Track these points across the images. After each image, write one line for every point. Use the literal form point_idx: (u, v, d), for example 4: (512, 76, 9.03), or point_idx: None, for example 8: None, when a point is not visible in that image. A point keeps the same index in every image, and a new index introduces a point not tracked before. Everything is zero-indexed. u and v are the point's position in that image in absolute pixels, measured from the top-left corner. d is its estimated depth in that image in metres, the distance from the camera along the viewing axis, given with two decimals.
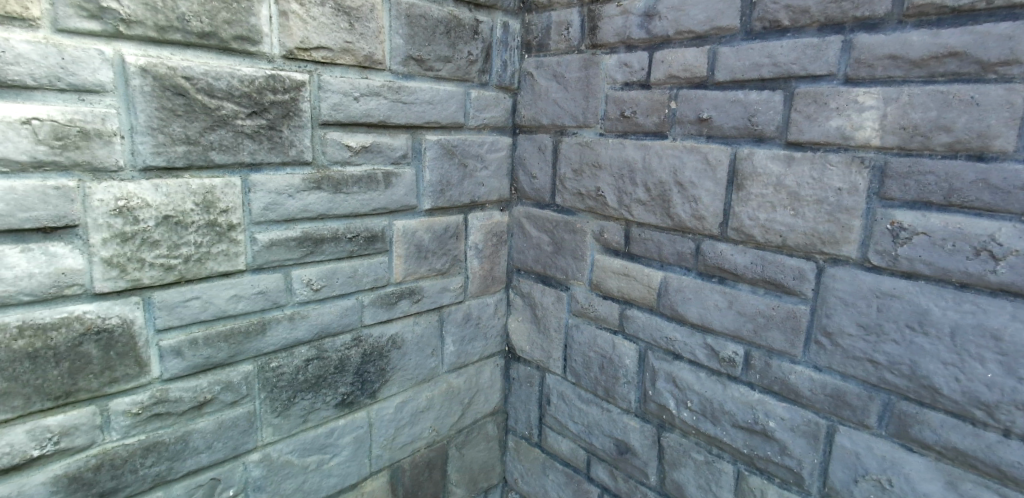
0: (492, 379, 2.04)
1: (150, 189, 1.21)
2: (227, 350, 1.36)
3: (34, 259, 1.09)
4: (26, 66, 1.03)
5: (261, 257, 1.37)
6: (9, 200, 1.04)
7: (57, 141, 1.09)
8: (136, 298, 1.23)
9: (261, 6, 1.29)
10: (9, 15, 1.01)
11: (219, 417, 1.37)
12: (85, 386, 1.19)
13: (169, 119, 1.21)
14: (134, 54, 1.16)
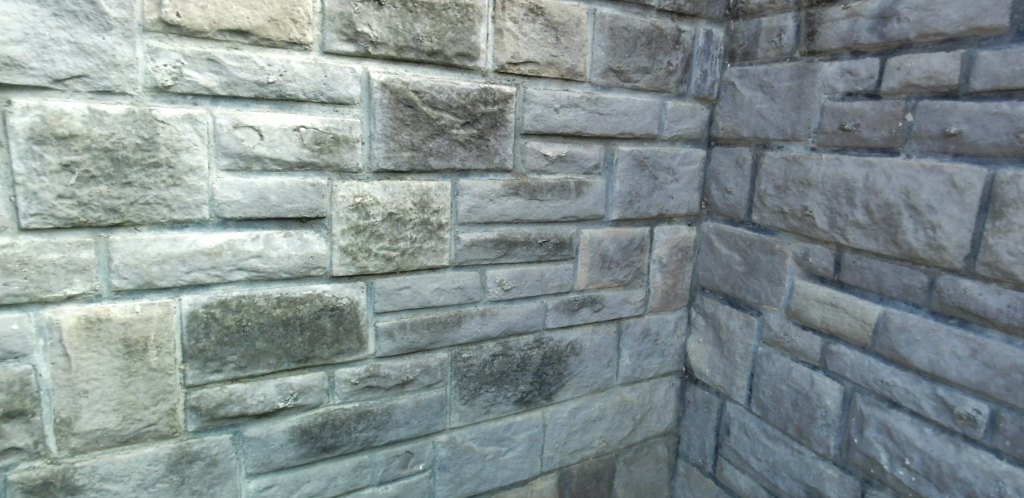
0: (666, 399, 1.98)
1: (380, 189, 1.39)
2: (428, 337, 1.48)
3: (293, 243, 1.33)
4: (300, 83, 1.28)
5: (462, 255, 1.48)
6: (280, 193, 1.30)
7: (316, 145, 1.31)
8: (362, 283, 1.40)
9: (481, 25, 1.41)
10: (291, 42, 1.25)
11: (416, 397, 1.50)
12: (320, 354, 1.38)
13: (400, 128, 1.38)
14: (378, 71, 1.34)
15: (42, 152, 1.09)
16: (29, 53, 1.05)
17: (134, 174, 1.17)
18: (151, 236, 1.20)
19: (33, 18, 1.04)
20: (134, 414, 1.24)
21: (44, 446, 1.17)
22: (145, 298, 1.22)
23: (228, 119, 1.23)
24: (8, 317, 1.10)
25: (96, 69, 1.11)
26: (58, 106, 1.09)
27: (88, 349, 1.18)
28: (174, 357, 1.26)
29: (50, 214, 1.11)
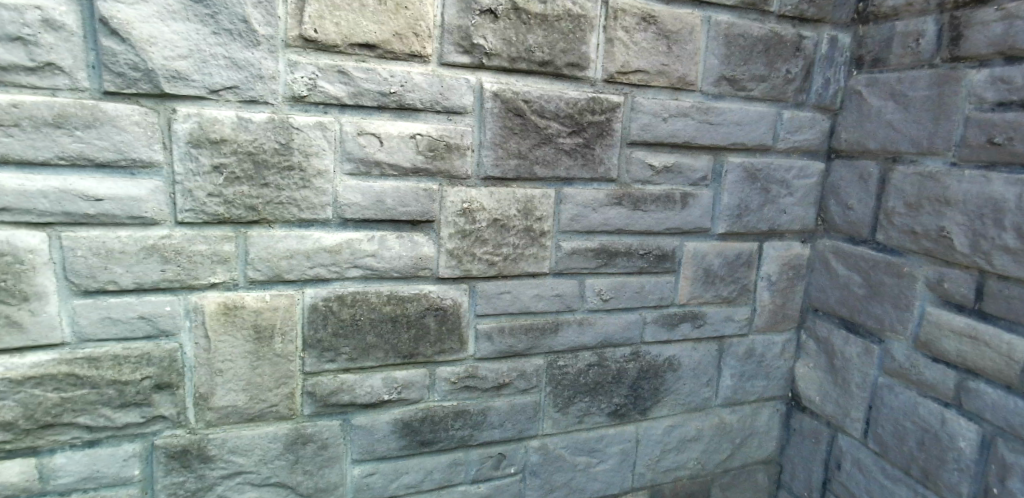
0: (769, 424, 1.89)
1: (487, 195, 1.42)
2: (525, 342, 1.50)
3: (404, 244, 1.39)
4: (418, 93, 1.34)
5: (563, 263, 1.49)
6: (395, 197, 1.36)
7: (430, 151, 1.37)
8: (465, 285, 1.44)
9: (592, 35, 1.42)
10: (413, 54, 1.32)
11: (511, 400, 1.52)
12: (424, 352, 1.43)
13: (508, 136, 1.41)
14: (491, 81, 1.38)
15: (198, 154, 1.22)
16: (192, 67, 1.19)
17: (271, 176, 1.28)
18: (282, 233, 1.30)
19: (197, 36, 1.18)
20: (259, 395, 1.33)
21: (185, 417, 1.30)
22: (274, 289, 1.32)
23: (353, 127, 1.31)
24: (162, 300, 1.25)
25: (245, 81, 1.23)
26: (213, 114, 1.22)
27: (224, 333, 1.29)
28: (296, 345, 1.34)
29: (201, 210, 1.24)
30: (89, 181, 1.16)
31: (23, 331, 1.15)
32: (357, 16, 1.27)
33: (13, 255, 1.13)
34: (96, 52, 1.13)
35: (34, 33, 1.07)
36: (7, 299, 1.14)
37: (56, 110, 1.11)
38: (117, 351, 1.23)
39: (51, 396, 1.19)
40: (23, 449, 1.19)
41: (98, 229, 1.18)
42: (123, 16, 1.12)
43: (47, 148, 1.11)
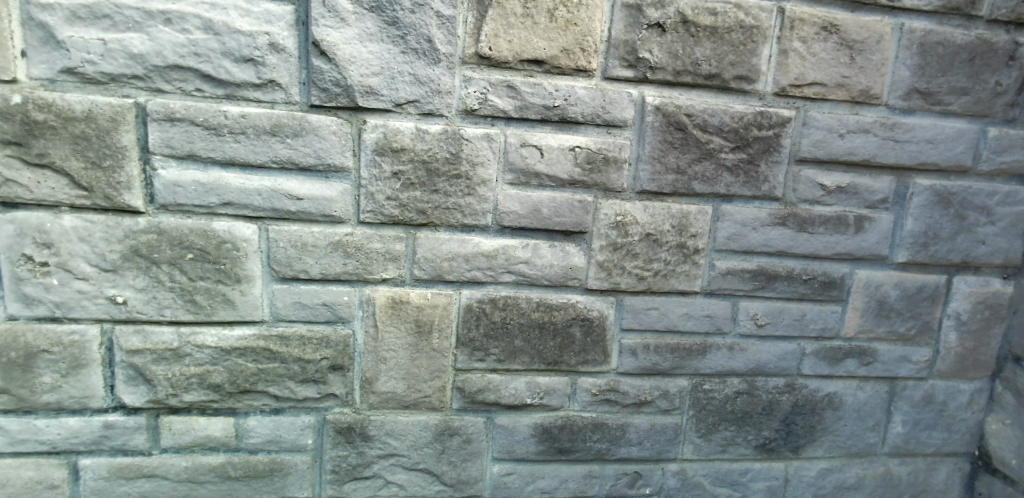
0: (948, 483, 1.65)
1: (641, 209, 1.41)
2: (670, 361, 1.47)
3: (556, 253, 1.41)
4: (580, 106, 1.36)
5: (715, 282, 1.44)
6: (550, 207, 1.39)
7: (587, 164, 1.38)
8: (612, 298, 1.45)
9: (764, 46, 1.36)
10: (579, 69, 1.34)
11: (651, 419, 1.50)
12: (567, 361, 1.45)
13: (667, 150, 1.39)
14: (653, 95, 1.37)
15: (381, 161, 1.31)
16: (382, 82, 1.28)
17: (441, 183, 1.35)
18: (447, 236, 1.37)
19: (388, 55, 1.28)
20: (416, 385, 1.40)
21: (353, 397, 1.39)
22: (434, 288, 1.39)
23: (517, 138, 1.35)
24: (342, 290, 1.34)
25: (425, 95, 1.31)
26: (397, 125, 1.31)
27: (391, 324, 1.37)
28: (451, 342, 1.41)
29: (379, 212, 1.33)
30: (294, 182, 1.28)
31: (234, 308, 1.30)
32: (530, 34, 1.31)
33: (232, 242, 1.28)
34: (307, 70, 1.26)
35: (262, 55, 1.23)
36: (225, 279, 1.29)
37: (273, 120, 1.25)
38: (303, 332, 1.34)
39: (249, 366, 1.32)
40: (226, 409, 1.33)
41: (296, 225, 1.30)
42: (331, 38, 1.24)
43: (264, 153, 1.26)
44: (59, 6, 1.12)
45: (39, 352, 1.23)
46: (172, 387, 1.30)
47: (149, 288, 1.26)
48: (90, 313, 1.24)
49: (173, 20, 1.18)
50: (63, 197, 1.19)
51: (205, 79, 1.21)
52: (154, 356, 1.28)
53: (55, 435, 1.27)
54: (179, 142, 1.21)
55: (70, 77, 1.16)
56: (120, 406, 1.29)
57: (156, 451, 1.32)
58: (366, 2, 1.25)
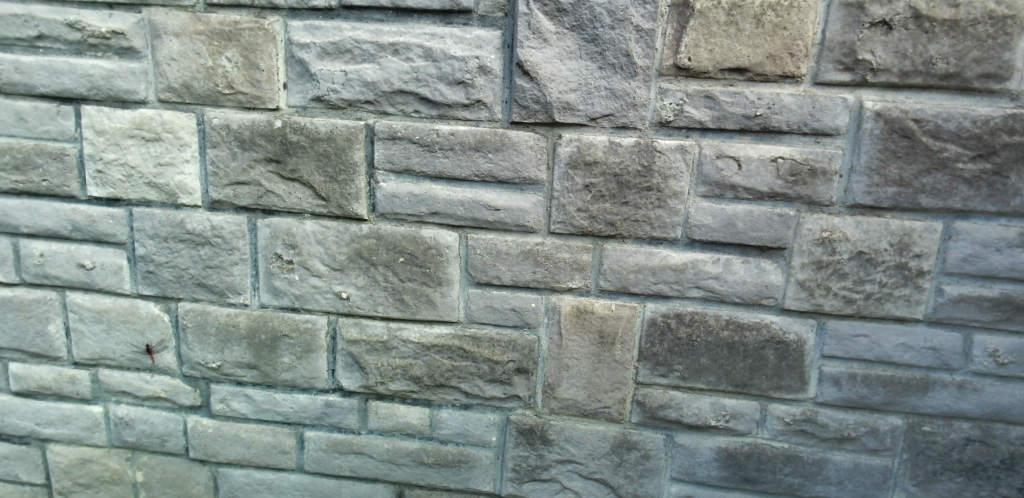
0: None
1: (852, 225, 1.29)
2: (883, 395, 1.36)
3: (750, 270, 1.34)
4: (786, 114, 1.27)
5: (943, 310, 1.29)
6: (746, 221, 1.32)
7: (791, 176, 1.29)
8: (812, 321, 1.35)
9: (1020, 39, 1.18)
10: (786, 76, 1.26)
11: (856, 458, 1.41)
12: (758, 384, 1.39)
13: (888, 160, 1.26)
14: (873, 99, 1.25)
15: (574, 175, 1.34)
16: (580, 98, 1.31)
17: (632, 195, 1.34)
18: (634, 248, 1.36)
19: (585, 71, 1.31)
20: (596, 394, 1.42)
21: (534, 400, 1.43)
22: (619, 299, 1.39)
23: (713, 150, 1.31)
24: (529, 296, 1.39)
25: (621, 109, 1.32)
26: (591, 138, 1.33)
27: (575, 333, 1.40)
28: (633, 354, 1.40)
29: (569, 223, 1.36)
30: (492, 194, 1.35)
31: (435, 308, 1.39)
32: (733, 41, 1.26)
33: (437, 248, 1.37)
34: (510, 90, 1.33)
35: (472, 77, 1.31)
36: (429, 282, 1.38)
37: (478, 137, 1.33)
38: (493, 334, 1.40)
39: (446, 362, 1.41)
40: (423, 400, 1.44)
41: (492, 233, 1.37)
42: (534, 59, 1.29)
43: (469, 168, 1.34)
44: (313, 45, 1.28)
45: (283, 336, 1.40)
46: (380, 375, 1.42)
47: (367, 286, 1.38)
48: (321, 305, 1.39)
49: (400, 50, 1.29)
50: (307, 207, 1.34)
51: (424, 102, 1.32)
52: (368, 347, 1.41)
53: (289, 407, 1.44)
54: (399, 158, 1.33)
55: (318, 104, 1.31)
56: (338, 389, 1.43)
57: (364, 431, 1.45)
58: (568, 21, 1.28)
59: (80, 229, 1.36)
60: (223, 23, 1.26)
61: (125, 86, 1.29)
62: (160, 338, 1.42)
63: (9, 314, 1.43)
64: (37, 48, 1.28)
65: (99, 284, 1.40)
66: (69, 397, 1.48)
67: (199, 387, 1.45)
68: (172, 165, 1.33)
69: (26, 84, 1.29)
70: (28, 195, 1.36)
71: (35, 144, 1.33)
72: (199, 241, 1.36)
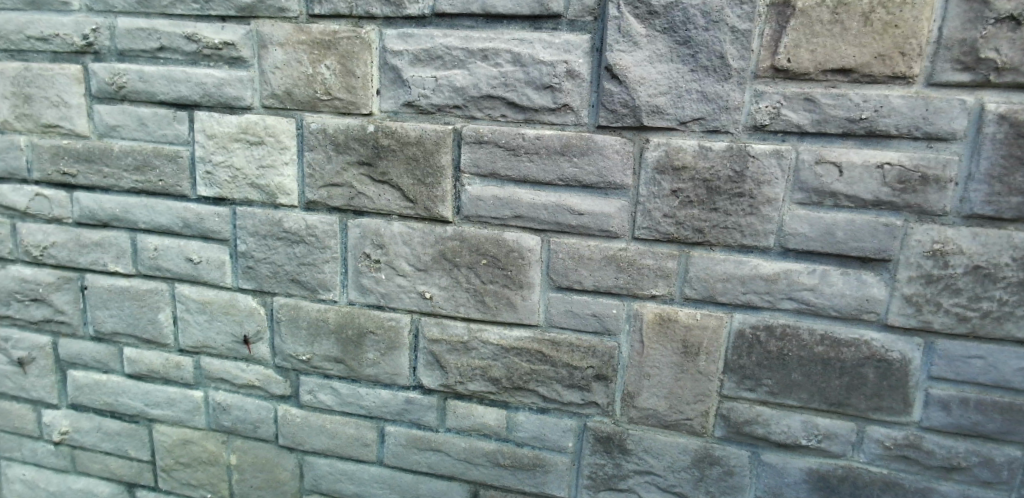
0: None
1: (968, 236, 1.19)
2: (999, 423, 1.24)
3: (849, 282, 1.27)
4: (895, 118, 1.18)
5: None
6: (847, 230, 1.24)
7: (899, 183, 1.21)
8: (919, 339, 1.26)
9: None
10: (896, 76, 1.17)
11: (965, 489, 1.30)
12: (855, 404, 1.31)
13: (1013, 167, 1.15)
14: (996, 101, 1.15)
15: (661, 180, 1.31)
16: (670, 101, 1.28)
17: (722, 201, 1.30)
18: (723, 256, 1.32)
19: (676, 74, 1.27)
20: (678, 405, 1.39)
21: (613, 408, 1.41)
22: (705, 308, 1.35)
23: (812, 155, 1.24)
24: (611, 302, 1.37)
25: (713, 113, 1.28)
26: (680, 143, 1.30)
27: (657, 342, 1.37)
28: (718, 366, 1.36)
29: (655, 229, 1.33)
30: (576, 198, 1.34)
31: (515, 311, 1.40)
32: (838, 41, 1.19)
33: (519, 251, 1.37)
34: (597, 94, 1.31)
35: (560, 82, 1.30)
36: (510, 284, 1.39)
37: (564, 141, 1.32)
38: (572, 339, 1.39)
39: (524, 365, 1.42)
40: (500, 401, 1.45)
41: (575, 238, 1.36)
42: (624, 63, 1.27)
43: (554, 172, 1.33)
44: (406, 52, 1.30)
45: (369, 332, 1.46)
46: (460, 375, 1.44)
47: (450, 287, 1.41)
48: (405, 304, 1.43)
49: (489, 56, 1.29)
50: (396, 209, 1.39)
51: (511, 107, 1.32)
52: (449, 346, 1.43)
53: (372, 402, 1.49)
54: (484, 162, 1.34)
55: (408, 110, 1.34)
56: (419, 386, 1.47)
57: (442, 429, 1.48)
58: (659, 24, 1.25)
59: (190, 226, 1.47)
60: (323, 33, 1.32)
61: (234, 93, 1.38)
62: (256, 329, 1.51)
63: (125, 303, 1.56)
64: (158, 59, 1.39)
65: (204, 277, 1.50)
66: (174, 381, 1.59)
67: (289, 378, 1.52)
68: (272, 167, 1.41)
69: (148, 92, 1.41)
70: (145, 194, 1.48)
71: (154, 147, 1.45)
72: (294, 239, 1.43)
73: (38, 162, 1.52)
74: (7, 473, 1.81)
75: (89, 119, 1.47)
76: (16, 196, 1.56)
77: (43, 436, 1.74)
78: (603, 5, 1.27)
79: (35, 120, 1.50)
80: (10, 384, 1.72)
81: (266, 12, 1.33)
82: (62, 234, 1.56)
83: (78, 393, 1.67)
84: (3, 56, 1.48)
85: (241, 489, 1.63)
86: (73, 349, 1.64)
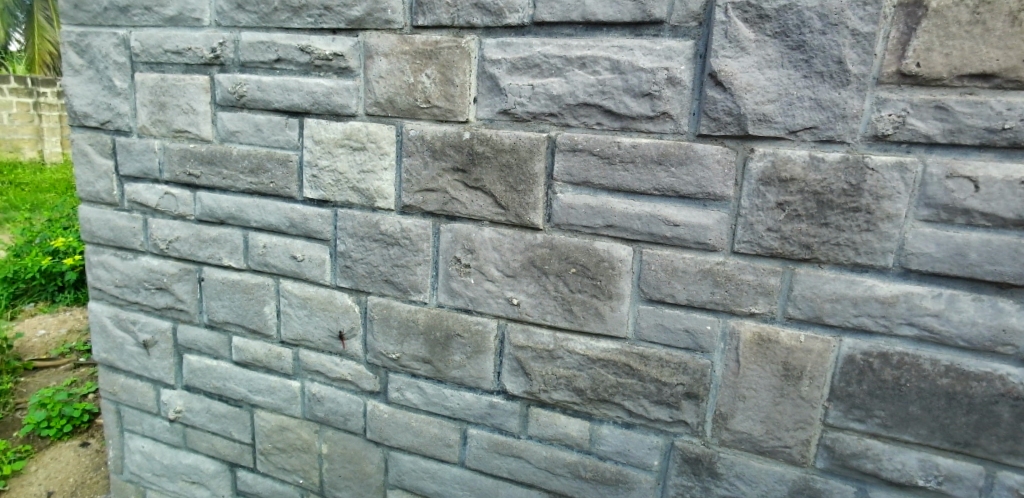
0: None
1: None
2: None
3: (983, 310, 1.12)
4: None
5: None
6: (982, 252, 1.09)
7: None
8: None
9: None
10: None
11: None
12: (984, 445, 1.18)
13: None
14: None
15: (766, 192, 1.23)
16: (779, 109, 1.19)
17: (833, 216, 1.19)
18: (832, 275, 1.21)
19: (788, 81, 1.17)
20: (775, 431, 1.32)
21: (703, 428, 1.37)
22: (809, 330, 1.26)
23: (941, 168, 1.10)
24: (705, 319, 1.31)
25: (827, 121, 1.16)
26: (788, 154, 1.20)
27: (754, 363, 1.30)
28: (822, 392, 1.27)
29: (757, 243, 1.25)
30: (672, 209, 1.29)
31: (603, 322, 1.38)
32: (979, 43, 1.04)
33: (610, 261, 1.35)
34: (698, 101, 1.25)
35: (659, 89, 1.25)
36: (599, 294, 1.37)
37: (662, 150, 1.27)
38: (662, 354, 1.35)
39: (610, 378, 1.39)
40: (584, 413, 1.44)
41: (669, 250, 1.31)
42: (730, 69, 1.19)
43: (649, 181, 1.29)
44: (504, 60, 1.32)
45: (456, 335, 1.49)
46: (544, 384, 1.44)
47: (538, 294, 1.41)
48: (492, 309, 1.45)
49: (588, 64, 1.28)
50: (488, 215, 1.40)
51: (607, 114, 1.29)
52: (534, 354, 1.44)
53: (457, 404, 1.53)
54: (578, 170, 1.33)
55: (504, 117, 1.35)
56: (502, 391, 1.48)
57: (524, 436, 1.49)
58: (770, 28, 1.16)
59: (296, 226, 1.57)
60: (425, 43, 1.36)
61: (341, 101, 1.45)
62: (351, 326, 1.58)
63: (235, 295, 1.70)
64: (275, 69, 1.50)
65: (306, 274, 1.59)
66: (275, 370, 1.71)
67: (379, 374, 1.59)
68: (372, 172, 1.47)
69: (264, 100, 1.52)
70: (257, 195, 1.59)
71: (267, 151, 1.55)
72: (389, 241, 1.49)
73: (169, 164, 1.68)
74: (129, 444, 2.03)
75: (213, 125, 1.60)
76: (149, 193, 1.73)
77: (161, 413, 1.94)
78: (709, 9, 1.20)
79: (168, 126, 1.65)
80: (136, 363, 1.92)
81: (374, 24, 1.39)
82: (185, 230, 1.71)
83: (192, 376, 1.83)
84: (144, 67, 1.64)
85: (330, 477, 1.72)
86: (190, 335, 1.80)
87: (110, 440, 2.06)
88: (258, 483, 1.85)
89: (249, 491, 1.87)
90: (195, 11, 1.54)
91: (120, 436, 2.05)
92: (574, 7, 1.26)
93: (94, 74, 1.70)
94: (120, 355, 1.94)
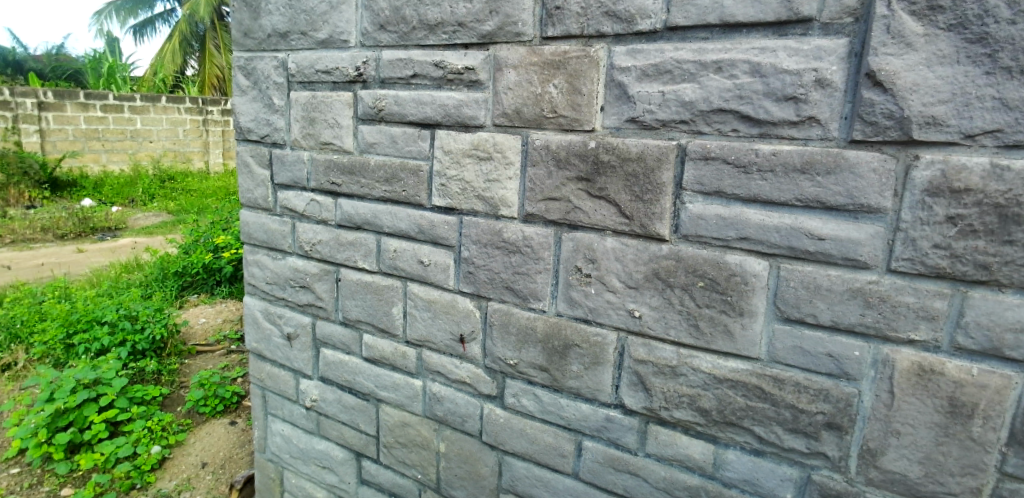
0: None
1: None
2: None
3: None
4: None
5: None
6: None
7: None
8: None
9: None
10: None
11: None
12: None
13: None
14: None
15: (933, 204, 1.05)
16: (952, 111, 1.01)
17: (1020, 232, 0.99)
18: (1017, 301, 1.01)
19: (964, 79, 0.99)
20: (937, 475, 1.15)
21: (846, 464, 1.24)
22: (985, 364, 1.06)
23: None
24: (853, 343, 1.18)
25: (1016, 122, 0.96)
26: (962, 160, 1.02)
27: (913, 396, 1.13)
28: (999, 435, 1.07)
29: (919, 261, 1.08)
30: (816, 221, 1.16)
31: (733, 340, 1.30)
32: None
33: (742, 276, 1.26)
34: (852, 104, 1.11)
35: (806, 92, 1.13)
36: (729, 310, 1.29)
37: (805, 157, 1.15)
38: (800, 379, 1.24)
39: (739, 400, 1.31)
40: (708, 435, 1.38)
41: (811, 266, 1.19)
42: (891, 67, 1.04)
43: (790, 191, 1.17)
44: (634, 68, 1.29)
45: (574, 345, 1.50)
46: (665, 401, 1.40)
47: (661, 308, 1.36)
48: (613, 321, 1.43)
49: (724, 68, 1.20)
50: (611, 224, 1.39)
51: (744, 120, 1.21)
52: (655, 369, 1.40)
53: (573, 414, 1.54)
54: (709, 179, 1.26)
55: (631, 125, 1.33)
56: (620, 405, 1.47)
57: (641, 453, 1.46)
58: (944, 20, 0.99)
59: (424, 232, 1.66)
60: (554, 54, 1.38)
61: (470, 113, 1.52)
62: (471, 330, 1.66)
63: (367, 295, 1.83)
64: (411, 84, 1.60)
65: (432, 278, 1.69)
66: (400, 368, 1.82)
67: (496, 379, 1.65)
68: (498, 181, 1.52)
69: (400, 113, 1.63)
70: (391, 202, 1.71)
71: (400, 161, 1.66)
72: (511, 249, 1.54)
73: (315, 174, 1.84)
74: (271, 427, 2.26)
75: (354, 137, 1.74)
76: (297, 200, 1.92)
77: (298, 401, 2.13)
78: (868, 3, 1.06)
79: (316, 139, 1.82)
80: (280, 354, 2.13)
81: (505, 37, 1.44)
82: (326, 234, 1.87)
83: (327, 368, 2.00)
84: (298, 87, 1.83)
85: (447, 475, 1.81)
86: (327, 330, 1.97)
87: (257, 422, 2.30)
88: (380, 474, 1.97)
89: (373, 481, 2.00)
90: (343, 34, 1.69)
91: (264, 418, 2.28)
92: (712, 10, 1.19)
93: (257, 94, 1.93)
94: (268, 345, 2.16)
